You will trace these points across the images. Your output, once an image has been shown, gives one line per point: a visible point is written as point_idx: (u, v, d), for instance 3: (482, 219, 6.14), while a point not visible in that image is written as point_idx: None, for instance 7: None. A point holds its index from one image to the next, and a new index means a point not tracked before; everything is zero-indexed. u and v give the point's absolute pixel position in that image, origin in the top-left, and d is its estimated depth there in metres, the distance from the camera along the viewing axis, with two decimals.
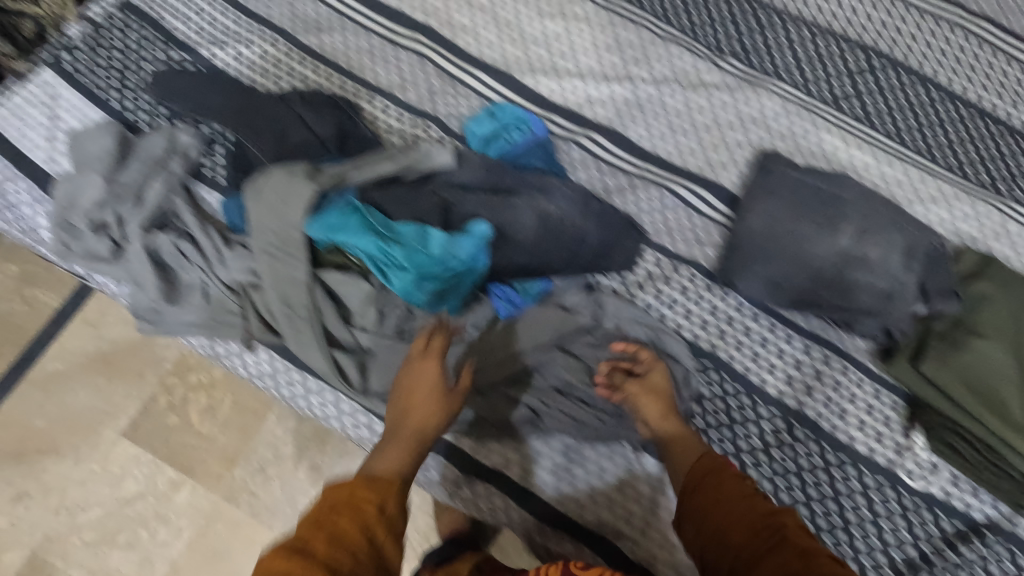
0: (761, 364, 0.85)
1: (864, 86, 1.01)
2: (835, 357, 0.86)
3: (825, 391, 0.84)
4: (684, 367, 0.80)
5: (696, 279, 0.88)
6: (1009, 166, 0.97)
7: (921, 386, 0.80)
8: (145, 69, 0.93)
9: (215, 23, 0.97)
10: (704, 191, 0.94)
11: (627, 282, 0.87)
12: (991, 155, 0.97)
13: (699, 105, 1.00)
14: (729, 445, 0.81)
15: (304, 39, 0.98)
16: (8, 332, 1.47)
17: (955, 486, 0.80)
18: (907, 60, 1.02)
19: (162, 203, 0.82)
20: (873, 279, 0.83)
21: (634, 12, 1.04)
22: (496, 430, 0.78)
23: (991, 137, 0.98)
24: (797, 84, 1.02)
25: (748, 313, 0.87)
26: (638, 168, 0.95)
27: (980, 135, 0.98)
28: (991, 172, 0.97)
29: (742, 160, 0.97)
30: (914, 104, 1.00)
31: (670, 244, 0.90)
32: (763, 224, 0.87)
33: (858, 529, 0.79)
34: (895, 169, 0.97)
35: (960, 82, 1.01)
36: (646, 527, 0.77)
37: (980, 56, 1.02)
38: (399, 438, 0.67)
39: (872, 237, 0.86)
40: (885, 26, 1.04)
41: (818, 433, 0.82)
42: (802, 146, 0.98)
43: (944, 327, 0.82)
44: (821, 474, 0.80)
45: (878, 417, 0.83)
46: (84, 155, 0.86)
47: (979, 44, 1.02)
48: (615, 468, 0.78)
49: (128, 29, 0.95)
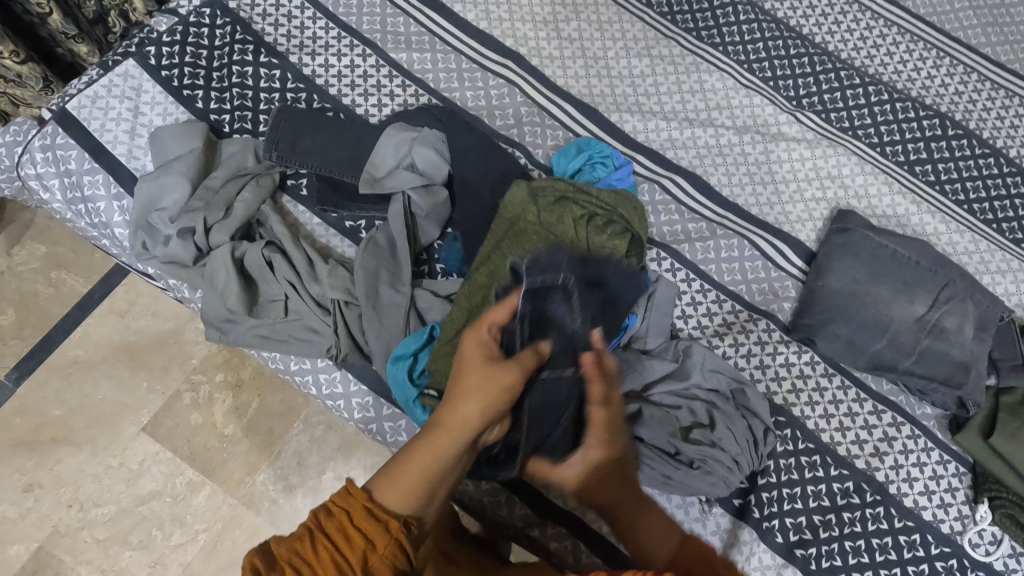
0: (833, 422, 0.84)
1: (938, 153, 1.03)
2: (905, 424, 0.85)
3: (893, 454, 0.84)
4: (762, 422, 0.79)
5: (770, 330, 0.88)
6: None
7: (988, 459, 0.81)
8: (233, 70, 0.91)
9: (307, 34, 0.96)
10: (781, 245, 0.94)
11: (701, 329, 0.88)
12: None
13: (778, 155, 1.00)
14: (799, 502, 0.79)
15: (391, 53, 0.97)
16: (29, 314, 1.27)
17: (1015, 561, 0.80)
18: (938, 108, 1.05)
19: (249, 213, 0.81)
20: (948, 349, 0.84)
21: (720, 58, 1.05)
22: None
23: None
24: (840, 128, 1.04)
25: (820, 370, 0.87)
26: (716, 217, 0.95)
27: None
28: None
29: (819, 216, 0.98)
30: (940, 146, 1.03)
31: (746, 294, 0.91)
32: (843, 286, 0.88)
33: None
34: (961, 235, 0.99)
35: (1012, 147, 1.04)
36: None
37: (1016, 113, 1.05)
38: (472, 391, 0.57)
39: (948, 305, 0.87)
40: (961, 96, 1.06)
41: (883, 495, 0.81)
42: (876, 207, 1.00)
43: (1016, 400, 0.83)
44: (888, 540, 0.79)
45: (943, 483, 0.83)
46: (168, 154, 0.83)
47: (1015, 101, 1.06)
48: (687, 518, 0.77)
49: (216, 28, 0.93)
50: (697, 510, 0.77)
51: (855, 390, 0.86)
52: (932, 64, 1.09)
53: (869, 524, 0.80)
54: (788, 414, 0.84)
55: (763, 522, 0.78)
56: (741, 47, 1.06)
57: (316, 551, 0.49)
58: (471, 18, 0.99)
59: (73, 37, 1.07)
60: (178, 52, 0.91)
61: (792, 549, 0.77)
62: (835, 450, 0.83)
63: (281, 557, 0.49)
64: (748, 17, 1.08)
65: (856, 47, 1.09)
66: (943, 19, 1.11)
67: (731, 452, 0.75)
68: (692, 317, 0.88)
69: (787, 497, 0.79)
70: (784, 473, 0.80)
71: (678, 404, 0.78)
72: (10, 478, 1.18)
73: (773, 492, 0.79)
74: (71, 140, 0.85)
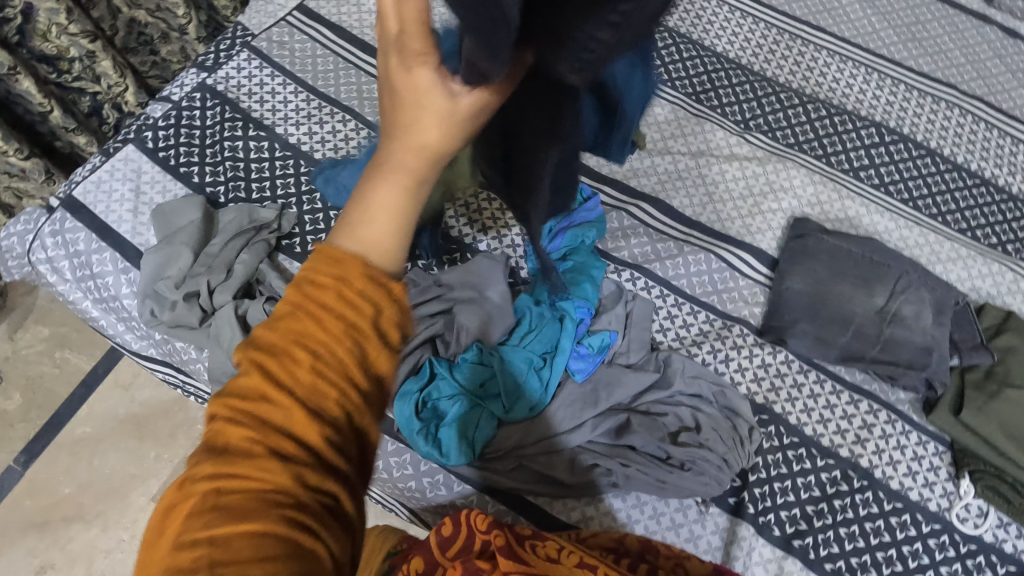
0: (815, 415, 0.89)
1: (879, 157, 1.12)
2: (882, 411, 0.90)
3: (874, 439, 0.88)
4: (747, 422, 0.84)
5: (744, 335, 0.94)
6: (997, 221, 1.07)
7: (962, 434, 0.86)
8: (225, 145, 1.00)
9: (291, 106, 1.05)
10: (745, 255, 1.01)
11: (680, 340, 0.93)
12: (981, 213, 1.08)
13: (732, 174, 1.09)
14: (791, 494, 0.83)
15: (368, 117, 1.06)
16: (36, 395, 1.30)
17: (1004, 530, 0.83)
18: (873, 117, 1.15)
19: (249, 272, 0.87)
20: (909, 336, 0.91)
21: (670, 92, 1.15)
22: (571, 486, 0.80)
23: (974, 194, 1.10)
24: (786, 142, 1.13)
25: (796, 367, 0.92)
26: (682, 235, 1.02)
27: (961, 190, 1.10)
28: (976, 227, 1.07)
29: (777, 225, 1.05)
30: (879, 151, 1.13)
31: (718, 303, 0.97)
32: (804, 287, 0.95)
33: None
34: (910, 230, 1.06)
35: (945, 146, 1.13)
36: None
37: (944, 115, 1.16)
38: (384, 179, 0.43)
39: (905, 296, 0.93)
40: (892, 105, 1.16)
41: (869, 481, 0.86)
42: (829, 213, 1.07)
43: (978, 378, 0.89)
44: (879, 523, 0.83)
45: (924, 463, 0.87)
46: (170, 227, 0.90)
47: (941, 105, 1.16)
48: (687, 521, 0.80)
49: (207, 110, 1.02)
50: (695, 512, 0.81)
51: (831, 383, 0.91)
52: (862, 78, 1.19)
53: (860, 509, 0.84)
54: (770, 412, 0.88)
55: (758, 516, 0.81)
56: (687, 81, 1.16)
57: (248, 403, 0.38)
58: None
59: (72, 130, 1.14)
60: (173, 135, 0.99)
61: (790, 540, 0.81)
62: (819, 441, 0.87)
63: (212, 433, 0.39)
64: (690, 55, 1.19)
65: (791, 71, 1.19)
66: (866, 39, 1.22)
67: (720, 452, 0.80)
68: (670, 329, 0.94)
69: (779, 490, 0.83)
70: (773, 468, 0.84)
71: (665, 411, 0.83)
72: (23, 561, 1.19)
73: (765, 487, 0.83)
74: (79, 222, 0.92)
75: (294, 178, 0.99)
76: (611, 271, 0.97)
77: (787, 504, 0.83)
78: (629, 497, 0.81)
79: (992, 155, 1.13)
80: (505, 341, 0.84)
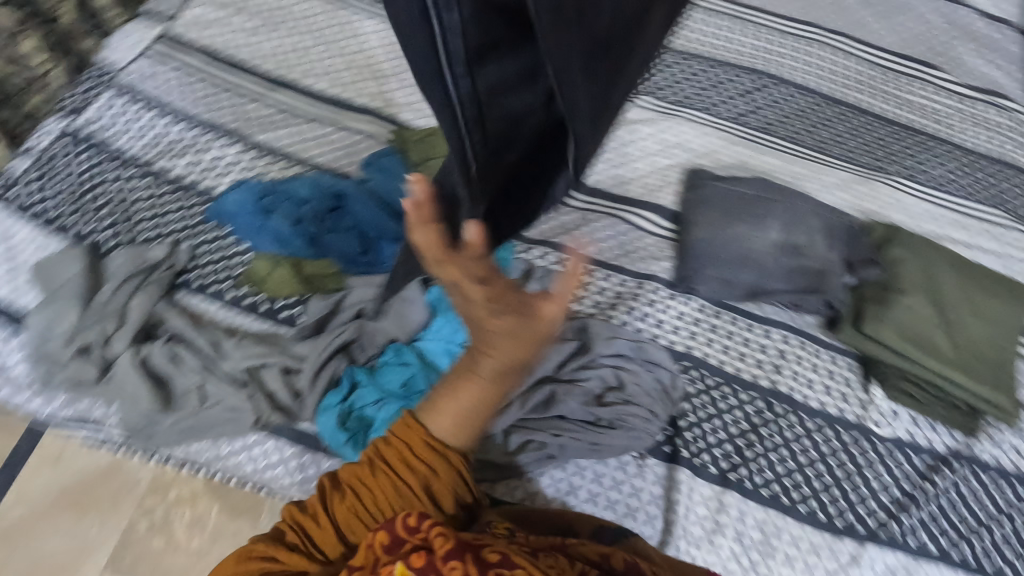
0: (733, 353, 0.93)
1: (759, 101, 1.18)
2: (793, 337, 0.95)
3: (790, 365, 0.93)
4: (668, 372, 0.87)
5: (658, 290, 0.97)
6: (872, 143, 1.15)
7: (867, 345, 0.91)
8: (104, 189, 0.95)
9: (170, 137, 1.01)
10: (648, 214, 1.04)
11: (598, 306, 0.95)
12: (857, 138, 1.16)
13: (624, 139, 1.12)
14: (721, 432, 0.87)
15: (253, 137, 1.03)
16: None
17: (915, 425, 0.90)
18: (748, 63, 1.21)
19: (146, 314, 0.83)
20: (805, 262, 0.96)
21: None
22: (509, 467, 0.81)
23: (848, 121, 1.17)
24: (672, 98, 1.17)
25: (709, 312, 0.96)
26: (587, 204, 1.04)
27: (836, 119, 1.17)
28: (855, 151, 1.14)
29: (675, 181, 1.08)
30: (758, 95, 1.18)
31: (629, 264, 0.99)
32: (706, 234, 0.98)
33: (852, 482, 0.86)
34: (797, 164, 1.12)
35: (816, 82, 1.20)
36: (664, 523, 0.81)
37: (811, 54, 1.23)
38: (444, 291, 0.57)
39: (797, 227, 0.99)
40: (764, 50, 1.23)
41: (791, 405, 0.90)
42: (722, 159, 1.12)
43: (873, 291, 0.95)
44: (806, 442, 0.88)
45: (837, 379, 0.93)
46: (54, 282, 0.85)
47: (806, 45, 1.24)
48: (627, 477, 0.83)
49: (79, 156, 0.97)
50: (633, 467, 0.83)
51: (743, 321, 0.95)
52: (733, 29, 1.25)
53: (786, 433, 0.88)
54: (692, 358, 0.92)
55: (693, 459, 0.85)
56: None
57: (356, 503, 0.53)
58: (321, 91, 1.08)
59: None
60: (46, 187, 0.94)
61: (725, 475, 0.84)
62: (740, 377, 0.91)
63: None
64: None
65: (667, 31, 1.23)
66: None
67: (644, 405, 0.84)
68: (587, 297, 0.95)
69: (709, 430, 0.87)
70: (701, 409, 0.88)
71: (589, 376, 0.85)
72: None
73: (695, 430, 0.86)
74: None
75: (183, 210, 0.95)
76: (519, 251, 0.98)
77: (718, 442, 0.86)
78: (570, 465, 0.83)
79: (858, 84, 1.21)
80: (422, 336, 0.83)
